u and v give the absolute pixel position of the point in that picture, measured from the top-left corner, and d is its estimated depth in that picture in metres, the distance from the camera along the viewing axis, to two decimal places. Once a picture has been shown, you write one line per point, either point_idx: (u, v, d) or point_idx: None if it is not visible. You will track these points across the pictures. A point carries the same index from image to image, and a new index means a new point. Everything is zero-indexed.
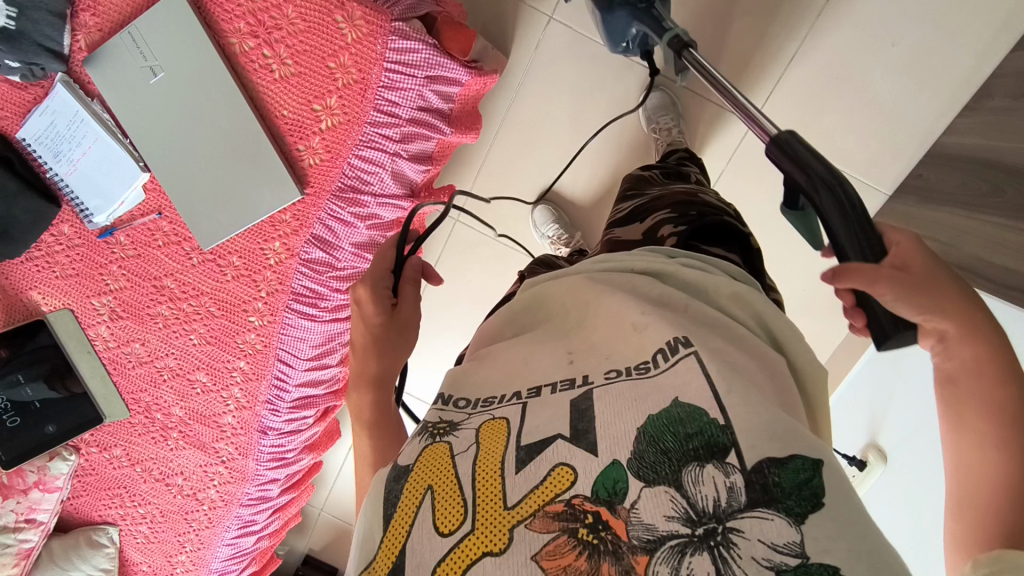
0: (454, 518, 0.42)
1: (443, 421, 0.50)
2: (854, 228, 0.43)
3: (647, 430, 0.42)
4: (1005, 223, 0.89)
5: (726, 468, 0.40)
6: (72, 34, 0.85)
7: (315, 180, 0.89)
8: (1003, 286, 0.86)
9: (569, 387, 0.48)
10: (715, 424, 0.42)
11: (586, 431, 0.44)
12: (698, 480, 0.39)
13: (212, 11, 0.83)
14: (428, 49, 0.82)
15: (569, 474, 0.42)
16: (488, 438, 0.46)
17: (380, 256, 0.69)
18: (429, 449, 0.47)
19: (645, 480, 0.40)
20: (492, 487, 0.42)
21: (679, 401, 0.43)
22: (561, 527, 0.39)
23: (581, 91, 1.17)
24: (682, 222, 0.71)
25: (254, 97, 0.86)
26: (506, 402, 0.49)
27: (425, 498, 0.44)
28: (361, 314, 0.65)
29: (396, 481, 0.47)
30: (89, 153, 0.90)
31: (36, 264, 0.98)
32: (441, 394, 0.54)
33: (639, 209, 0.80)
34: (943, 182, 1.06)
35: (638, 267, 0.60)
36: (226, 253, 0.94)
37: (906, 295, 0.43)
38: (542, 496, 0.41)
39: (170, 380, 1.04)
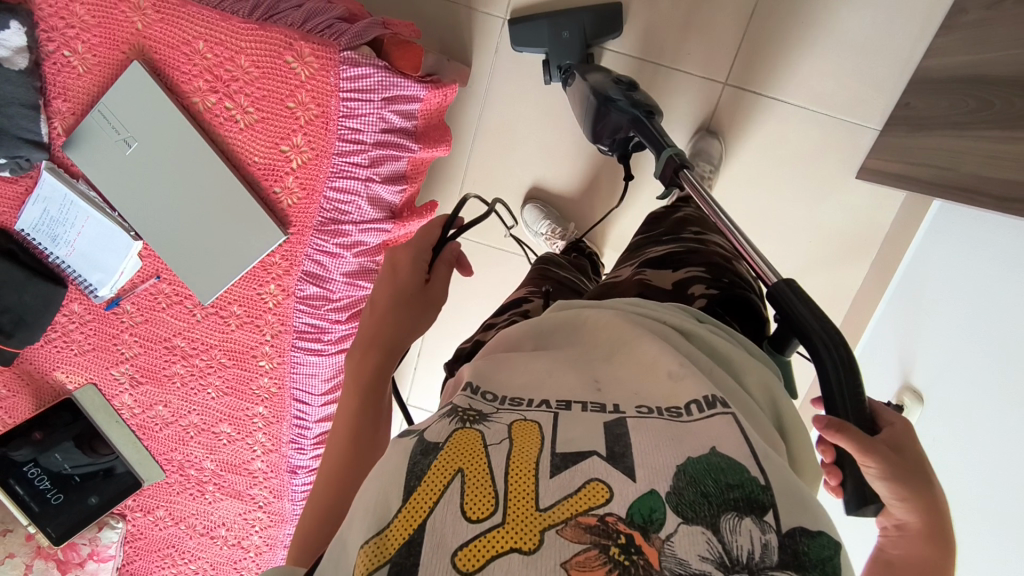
0: (484, 506, 0.38)
1: (474, 408, 0.46)
2: (847, 386, 0.47)
3: (686, 469, 0.40)
4: (994, 135, 0.84)
5: (763, 526, 0.37)
6: (49, 122, 0.89)
7: (296, 219, 0.91)
8: (1004, 200, 0.81)
9: (599, 410, 0.46)
10: (756, 482, 0.39)
11: (623, 454, 0.41)
12: (736, 529, 0.36)
13: (171, 76, 0.86)
14: (379, 72, 0.83)
15: (603, 490, 0.39)
16: (521, 438, 0.42)
17: (426, 228, 0.68)
18: (460, 433, 0.43)
19: (682, 516, 0.37)
20: (524, 486, 0.39)
21: (716, 451, 0.41)
22: (592, 541, 0.36)
23: (549, 84, 1.17)
24: (715, 286, 0.66)
25: (225, 150, 0.89)
26: (536, 406, 0.46)
27: (454, 480, 0.40)
28: (393, 275, 0.65)
29: (423, 455, 0.42)
30: (83, 233, 0.94)
31: (54, 345, 1.02)
32: (469, 383, 0.49)
33: (671, 255, 0.74)
34: (930, 106, 1.02)
35: (667, 319, 0.57)
36: (227, 303, 0.96)
37: (892, 471, 0.47)
38: (576, 505, 0.38)
39: (197, 435, 1.06)
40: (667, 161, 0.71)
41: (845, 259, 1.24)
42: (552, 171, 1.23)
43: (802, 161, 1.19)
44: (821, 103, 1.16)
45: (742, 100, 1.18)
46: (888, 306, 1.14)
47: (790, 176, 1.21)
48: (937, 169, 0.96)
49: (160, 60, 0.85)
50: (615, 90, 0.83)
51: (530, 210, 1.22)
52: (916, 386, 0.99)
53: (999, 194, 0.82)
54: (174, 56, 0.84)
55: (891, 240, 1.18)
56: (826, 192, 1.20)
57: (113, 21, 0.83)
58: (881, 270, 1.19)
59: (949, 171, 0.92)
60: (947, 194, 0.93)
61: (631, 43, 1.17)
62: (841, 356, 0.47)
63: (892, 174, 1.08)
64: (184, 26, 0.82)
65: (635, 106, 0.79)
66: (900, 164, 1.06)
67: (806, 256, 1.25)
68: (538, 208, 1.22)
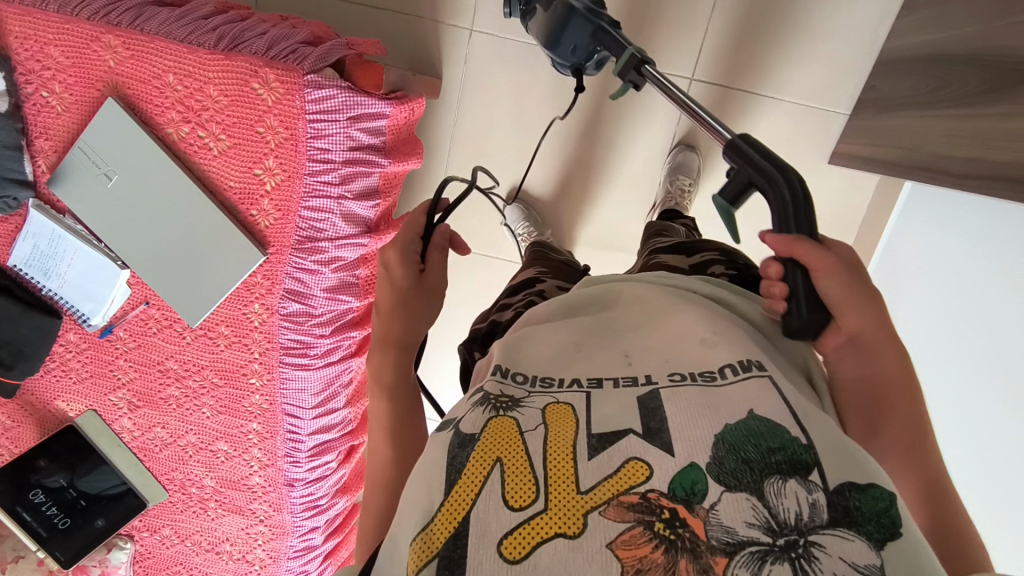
0: (526, 493, 0.40)
1: (506, 395, 0.47)
2: (797, 209, 0.53)
3: (725, 438, 0.41)
4: (953, 114, 0.85)
5: (808, 486, 0.38)
6: (33, 161, 0.93)
7: (274, 239, 0.94)
8: (964, 177, 0.81)
9: (631, 384, 0.47)
10: (798, 443, 0.40)
11: (659, 430, 0.42)
12: (780, 492, 0.38)
13: (145, 109, 0.89)
14: (342, 93, 0.85)
15: (643, 469, 0.40)
16: (555, 421, 0.44)
17: (411, 223, 0.76)
18: (494, 421, 0.45)
19: (725, 485, 0.39)
20: (564, 469, 0.41)
21: (755, 414, 0.42)
22: (637, 518, 0.38)
23: (521, 90, 1.19)
24: (734, 267, 0.68)
25: (201, 176, 0.92)
26: (568, 387, 0.48)
27: (493, 470, 0.41)
28: (390, 275, 0.72)
29: (460, 447, 0.44)
30: (73, 265, 0.97)
31: (54, 375, 1.06)
32: (498, 366, 0.50)
33: (684, 246, 0.76)
34: (894, 88, 1.03)
35: (700, 291, 0.59)
36: (215, 324, 0.99)
37: (836, 281, 0.53)
38: (616, 486, 0.39)
39: (196, 454, 1.09)
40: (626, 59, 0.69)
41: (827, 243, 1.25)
42: (532, 173, 1.25)
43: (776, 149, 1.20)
44: (788, 91, 1.16)
45: (712, 93, 1.19)
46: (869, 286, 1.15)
47: None
48: (902, 150, 0.96)
49: (133, 95, 0.88)
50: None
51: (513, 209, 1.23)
52: None
53: (959, 171, 0.83)
54: (146, 90, 0.87)
55: (870, 221, 1.18)
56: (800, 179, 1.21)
57: (86, 61, 0.87)
58: (860, 254, 1.19)
59: (914, 152, 0.93)
60: (911, 174, 0.94)
61: None
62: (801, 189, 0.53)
63: (862, 156, 1.09)
64: (154, 61, 0.85)
65: (594, 10, 0.77)
66: (869, 146, 1.07)
67: None
68: (519, 208, 1.22)
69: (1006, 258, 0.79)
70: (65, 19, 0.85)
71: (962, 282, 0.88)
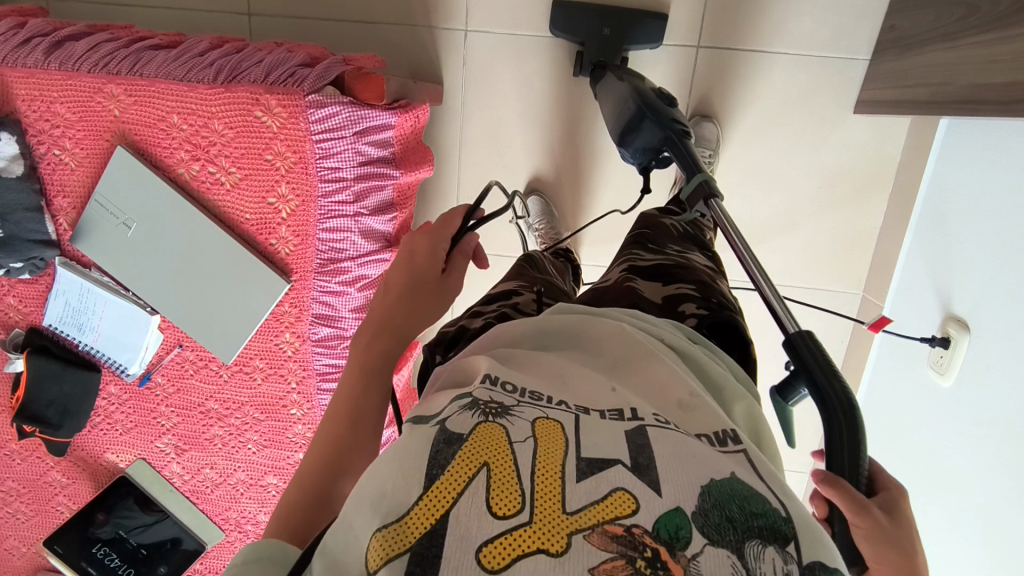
0: (511, 503, 0.37)
1: (495, 401, 0.43)
2: (850, 446, 0.44)
3: (710, 491, 0.37)
4: (984, 39, 0.79)
5: (785, 556, 0.35)
6: (54, 220, 0.94)
7: (296, 266, 0.93)
8: (1009, 105, 0.75)
9: (618, 417, 0.43)
10: (778, 514, 0.37)
11: (648, 466, 0.39)
12: (759, 557, 0.34)
13: (155, 153, 0.89)
14: (345, 108, 0.84)
15: (630, 501, 0.37)
16: (546, 437, 0.40)
17: (447, 215, 0.62)
18: (484, 426, 0.41)
19: (708, 538, 0.35)
20: (551, 489, 0.37)
21: (735, 477, 0.39)
22: (619, 550, 0.34)
23: (524, 83, 1.17)
24: (706, 305, 0.65)
25: (217, 212, 0.92)
26: (557, 406, 0.44)
27: (479, 474, 0.38)
28: (410, 259, 0.60)
29: (447, 444, 0.40)
30: (104, 317, 0.98)
31: (100, 428, 1.07)
32: (488, 374, 0.46)
33: (663, 266, 0.72)
34: (914, 24, 0.97)
35: (665, 337, 0.55)
36: (249, 359, 0.99)
37: (877, 542, 0.42)
38: (603, 513, 0.36)
39: (247, 491, 1.09)
40: (698, 186, 0.65)
41: (862, 195, 1.18)
42: (547, 163, 1.21)
43: (793, 107, 1.15)
44: (799, 44, 1.11)
45: (719, 59, 1.14)
46: (915, 236, 1.08)
47: (784, 125, 1.16)
48: (930, 87, 0.90)
49: (141, 140, 0.89)
50: (649, 91, 0.84)
51: (532, 203, 1.20)
52: (959, 314, 0.93)
53: (1000, 99, 0.76)
54: (153, 134, 0.88)
55: (907, 170, 1.12)
56: (824, 134, 1.16)
57: (93, 114, 0.87)
58: (900, 202, 1.13)
59: (944, 87, 0.87)
60: (943, 112, 0.88)
61: None
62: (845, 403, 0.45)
63: (888, 101, 1.03)
64: (158, 104, 0.86)
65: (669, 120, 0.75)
66: (895, 89, 1.01)
67: (815, 202, 1.20)
68: (539, 202, 1.20)
69: None
70: (67, 75, 0.85)
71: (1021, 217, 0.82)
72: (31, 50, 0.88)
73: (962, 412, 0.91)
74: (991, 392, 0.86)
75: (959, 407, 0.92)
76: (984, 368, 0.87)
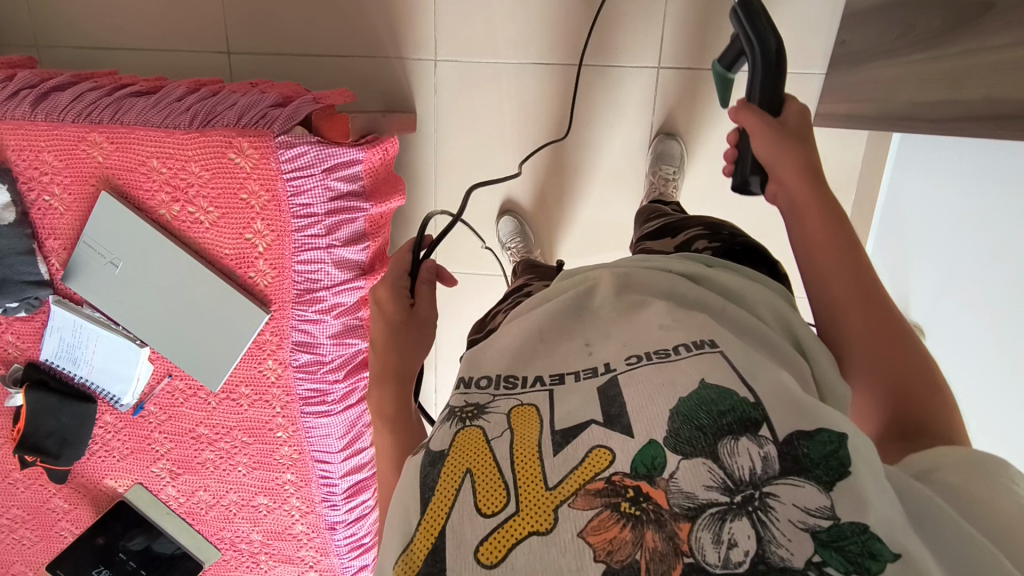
0: (497, 499, 0.38)
1: (470, 403, 0.46)
2: (768, 84, 0.65)
3: (679, 409, 0.40)
4: (920, 59, 0.81)
5: (759, 441, 0.37)
6: (46, 261, 0.99)
7: (274, 297, 0.98)
8: (939, 123, 0.78)
9: (591, 375, 0.45)
10: (745, 402, 0.39)
11: (619, 415, 0.41)
12: (734, 452, 0.37)
13: (137, 196, 0.94)
14: (312, 148, 0.89)
15: (606, 454, 0.39)
16: (521, 424, 0.42)
17: (396, 259, 0.66)
18: (463, 434, 0.43)
19: (681, 453, 0.37)
20: (531, 469, 0.39)
21: (706, 382, 0.40)
22: (603, 503, 0.36)
23: (492, 107, 1.21)
24: (716, 238, 0.66)
25: (198, 249, 0.96)
26: (530, 387, 0.46)
27: (464, 481, 0.40)
28: (380, 313, 0.62)
29: (432, 465, 0.42)
30: (96, 351, 1.03)
31: (99, 455, 1.12)
32: (462, 378, 0.49)
33: (668, 226, 0.75)
34: (862, 41, 1.00)
35: (677, 269, 0.57)
36: (235, 386, 1.04)
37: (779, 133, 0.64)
38: (582, 476, 0.38)
39: (239, 511, 1.13)
40: None
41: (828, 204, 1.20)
42: (519, 185, 1.26)
43: None
44: None
45: (683, 79, 1.16)
46: (878, 245, 1.11)
47: None
48: (878, 102, 0.93)
49: (124, 185, 0.94)
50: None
51: (504, 224, 1.25)
52: (916, 319, 0.96)
53: (932, 116, 0.79)
54: (135, 179, 0.93)
55: (868, 180, 1.13)
56: None
57: (78, 161, 0.93)
58: (865, 210, 1.15)
59: (888, 102, 0.90)
60: (889, 126, 0.90)
61: (570, 50, 1.16)
62: (778, 54, 0.64)
63: (842, 115, 1.05)
64: (138, 149, 0.91)
65: None
66: (848, 103, 1.03)
67: None
68: (513, 221, 1.24)
69: (1009, 192, 0.75)
70: (53, 126, 0.91)
71: (972, 224, 0.83)
72: (19, 102, 0.93)
73: None
74: None
75: None
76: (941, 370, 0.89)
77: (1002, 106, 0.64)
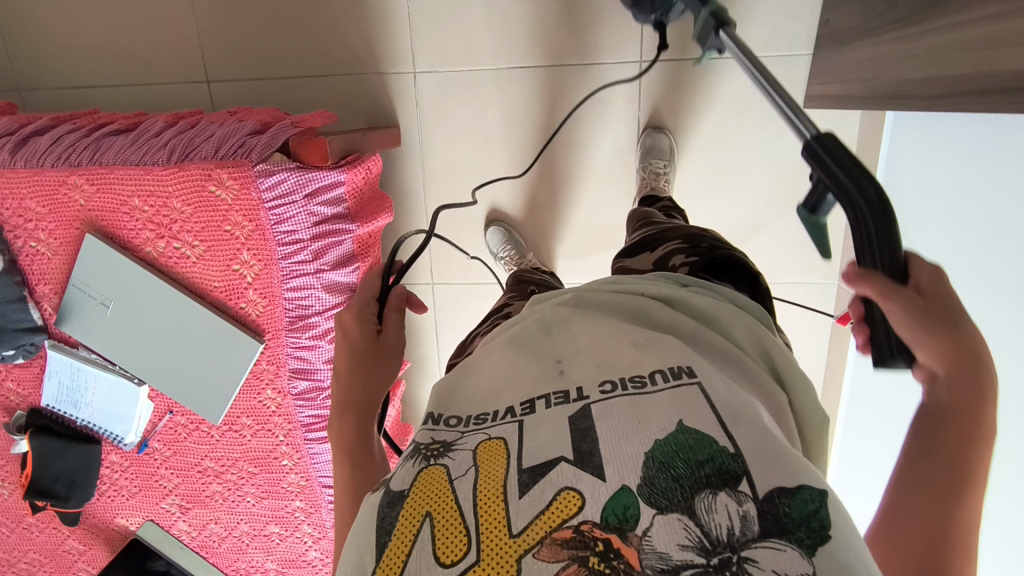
0: (457, 547, 0.35)
1: (437, 441, 0.42)
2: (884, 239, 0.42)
3: (655, 454, 0.36)
4: (904, 34, 0.78)
5: (739, 497, 0.33)
6: (39, 306, 0.99)
7: (268, 326, 0.97)
8: (933, 98, 0.75)
9: (563, 401, 0.41)
10: (725, 452, 0.35)
11: (591, 453, 0.37)
12: (711, 509, 0.33)
13: (121, 236, 0.94)
14: (292, 174, 0.87)
15: (576, 498, 0.35)
16: (488, 461, 0.38)
17: (363, 284, 0.63)
18: (425, 473, 0.39)
19: (656, 507, 0.34)
20: (494, 514, 0.35)
21: (683, 426, 0.37)
22: (570, 556, 0.32)
23: (475, 116, 1.19)
24: (694, 253, 0.63)
25: (187, 283, 0.96)
26: (500, 420, 0.41)
27: (423, 526, 0.36)
28: (344, 339, 0.60)
29: (390, 507, 0.39)
30: (95, 392, 1.03)
31: (108, 495, 1.12)
32: (430, 414, 0.45)
33: (647, 239, 0.72)
34: (845, 20, 0.97)
35: (646, 291, 0.52)
36: (236, 417, 1.03)
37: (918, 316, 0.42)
38: (549, 521, 0.34)
39: (252, 541, 1.13)
40: None
41: None
42: (507, 193, 1.24)
43: (742, 107, 1.14)
44: None
45: (669, 71, 1.14)
46: None
47: (738, 128, 1.15)
48: (866, 82, 0.90)
49: (108, 225, 0.93)
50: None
51: (492, 233, 1.24)
52: None
53: (922, 93, 0.77)
54: (118, 218, 0.92)
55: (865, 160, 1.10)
56: (780, 130, 1.14)
57: (61, 205, 0.92)
58: None
59: (875, 81, 0.87)
60: (880, 105, 0.87)
61: (548, 51, 1.13)
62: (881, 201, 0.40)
63: (831, 96, 1.02)
64: (118, 189, 0.90)
65: None
66: (836, 84, 1.00)
67: (781, 200, 1.18)
68: (501, 231, 1.23)
69: (1012, 165, 0.71)
70: (34, 172, 0.91)
71: (969, 204, 0.80)
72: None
73: None
74: None
75: None
76: None
77: (1000, 78, 0.62)
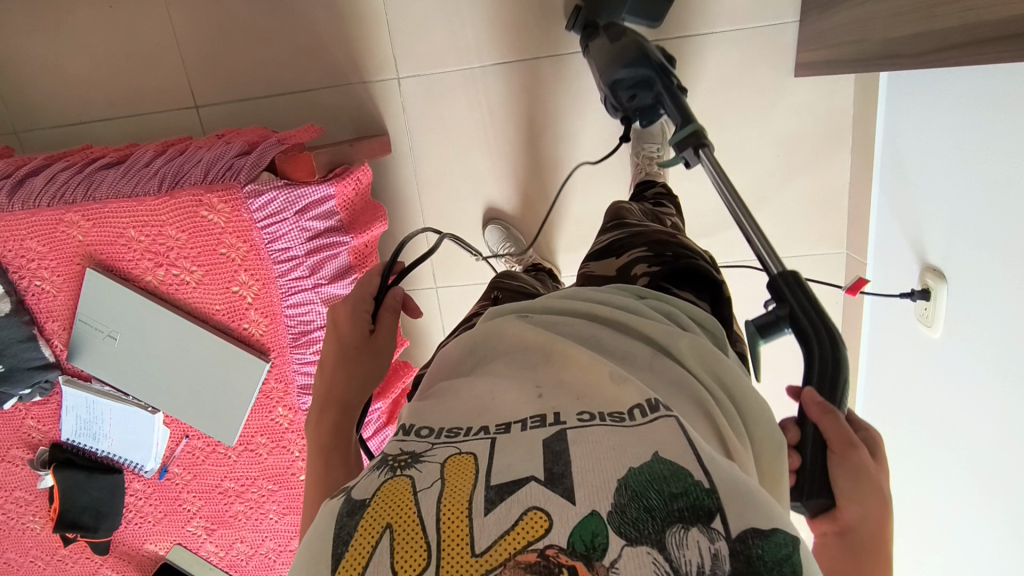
0: (416, 563, 0.31)
1: (405, 452, 0.39)
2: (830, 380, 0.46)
3: (628, 482, 0.33)
4: None
5: (710, 534, 0.31)
6: (49, 343, 1.01)
7: (272, 345, 0.98)
8: (924, 56, 0.72)
9: (540, 425, 0.38)
10: (700, 487, 0.33)
11: (562, 474, 0.34)
12: (682, 543, 0.31)
13: (121, 267, 0.95)
14: (281, 192, 0.88)
15: (542, 519, 0.32)
16: (455, 475, 0.35)
17: (363, 279, 0.63)
18: (388, 484, 0.36)
19: (625, 537, 0.31)
20: (458, 531, 0.32)
21: (660, 457, 0.35)
22: None
23: (462, 117, 1.18)
24: (656, 263, 0.62)
25: (189, 308, 0.97)
26: (472, 436, 0.39)
27: (383, 538, 0.33)
28: (335, 335, 0.60)
29: (350, 516, 0.35)
30: (112, 423, 1.04)
31: (135, 522, 1.14)
32: (402, 425, 0.42)
33: (614, 243, 0.71)
34: None
35: (597, 312, 0.51)
36: (251, 437, 1.04)
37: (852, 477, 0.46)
38: (514, 542, 0.31)
39: (279, 557, 1.14)
40: None
41: (825, 156, 1.14)
42: (501, 192, 1.23)
43: (732, 82, 1.11)
44: (730, 20, 1.08)
45: None
46: (882, 193, 1.04)
47: (730, 103, 1.13)
48: (855, 45, 0.87)
49: (108, 258, 0.94)
50: (656, 49, 0.75)
51: (490, 232, 1.23)
52: (934, 263, 0.88)
53: (912, 52, 0.74)
54: (117, 250, 0.93)
55: (863, 125, 1.07)
56: (773, 102, 1.12)
57: (61, 242, 0.93)
58: (864, 155, 1.08)
59: (864, 43, 0.84)
60: (871, 68, 0.84)
61: (529, 44, 1.12)
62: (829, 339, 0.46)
63: (820, 62, 0.99)
64: (113, 222, 0.91)
65: None
66: (825, 49, 0.97)
67: (780, 173, 1.16)
68: (499, 228, 1.22)
69: (1012, 118, 0.69)
70: (29, 213, 0.92)
71: (973, 162, 0.77)
72: None
73: (947, 367, 0.86)
74: (975, 343, 0.79)
75: (949, 359, 0.85)
76: (964, 318, 0.81)
77: (990, 29, 0.59)
